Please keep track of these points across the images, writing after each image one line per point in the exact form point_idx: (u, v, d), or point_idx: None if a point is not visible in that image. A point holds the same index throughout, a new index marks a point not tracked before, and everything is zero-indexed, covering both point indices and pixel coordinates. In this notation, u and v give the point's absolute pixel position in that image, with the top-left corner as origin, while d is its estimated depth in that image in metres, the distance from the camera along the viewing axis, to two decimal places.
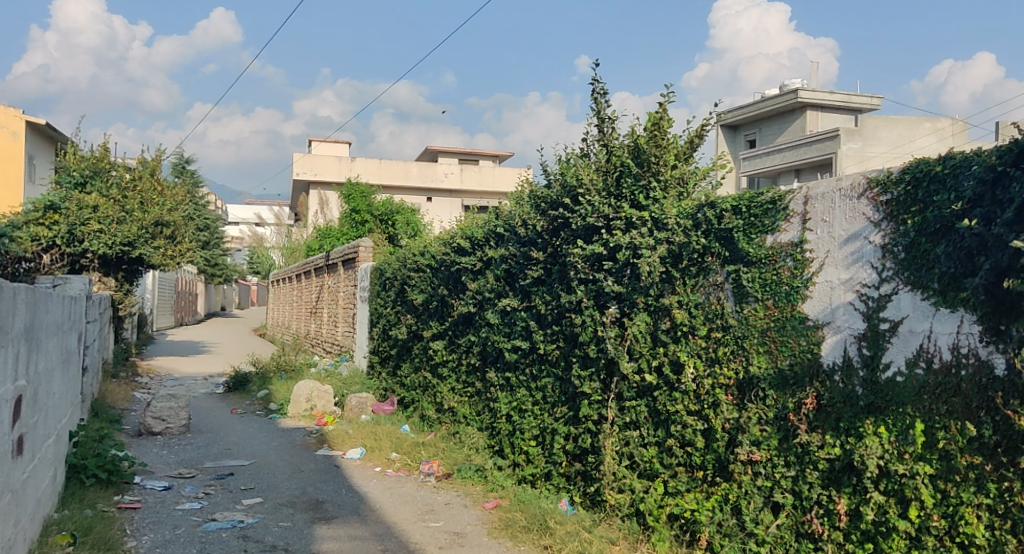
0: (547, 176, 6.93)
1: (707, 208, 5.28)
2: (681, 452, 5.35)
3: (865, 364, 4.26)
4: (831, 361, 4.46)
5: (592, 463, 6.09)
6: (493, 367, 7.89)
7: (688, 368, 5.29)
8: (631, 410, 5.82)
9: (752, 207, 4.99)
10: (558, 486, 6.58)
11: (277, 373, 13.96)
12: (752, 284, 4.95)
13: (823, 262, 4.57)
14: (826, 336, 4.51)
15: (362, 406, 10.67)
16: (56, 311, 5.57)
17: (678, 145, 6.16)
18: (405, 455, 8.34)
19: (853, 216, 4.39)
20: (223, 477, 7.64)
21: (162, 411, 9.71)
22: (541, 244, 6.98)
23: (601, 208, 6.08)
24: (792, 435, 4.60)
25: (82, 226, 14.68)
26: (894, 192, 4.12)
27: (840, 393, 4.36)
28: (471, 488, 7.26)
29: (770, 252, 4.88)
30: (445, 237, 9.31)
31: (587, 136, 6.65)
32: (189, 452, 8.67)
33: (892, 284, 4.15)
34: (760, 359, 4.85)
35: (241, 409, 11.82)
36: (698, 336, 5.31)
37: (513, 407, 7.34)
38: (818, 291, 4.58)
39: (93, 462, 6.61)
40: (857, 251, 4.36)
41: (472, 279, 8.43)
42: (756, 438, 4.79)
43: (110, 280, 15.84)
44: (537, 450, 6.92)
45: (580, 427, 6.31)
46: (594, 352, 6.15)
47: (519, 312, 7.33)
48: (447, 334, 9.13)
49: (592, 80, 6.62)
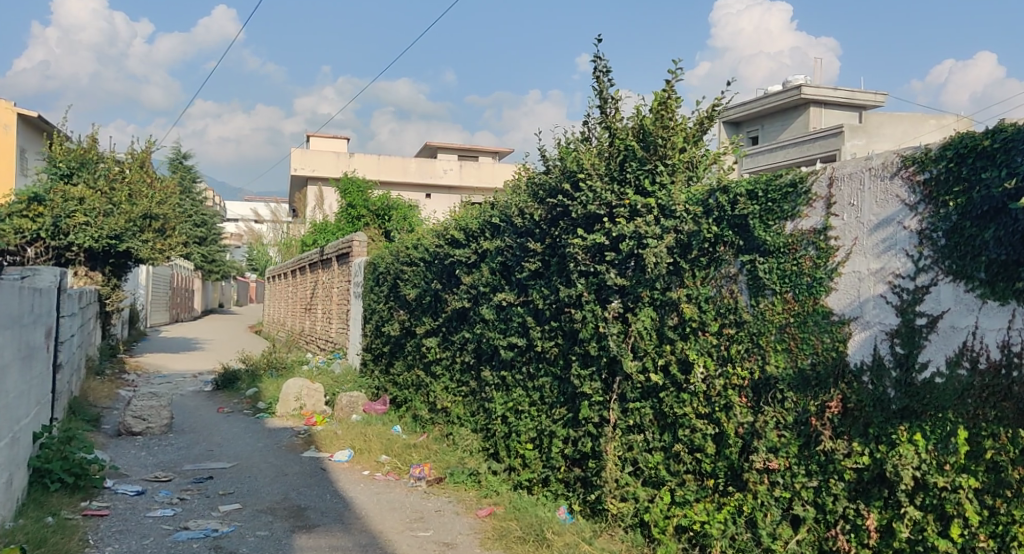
0: (545, 161, 6.46)
1: (719, 192, 4.86)
2: (690, 458, 4.93)
3: (898, 364, 3.83)
4: (858, 360, 4.03)
5: (593, 468, 5.66)
6: (488, 365, 7.46)
7: (697, 368, 4.86)
8: (635, 412, 5.39)
9: (769, 191, 4.56)
10: (555, 494, 6.14)
11: (268, 371, 13.51)
12: (769, 276, 4.52)
13: (850, 250, 4.13)
14: (853, 332, 4.08)
15: (353, 405, 10.20)
16: (12, 304, 5.11)
17: (688, 128, 5.66)
18: (395, 458, 7.90)
19: (884, 199, 3.96)
20: (202, 481, 7.20)
21: (143, 410, 9.30)
22: (539, 234, 6.53)
23: (604, 195, 5.66)
24: (815, 442, 4.17)
25: (67, 218, 14.22)
26: (934, 170, 3.70)
27: (869, 396, 3.93)
28: (464, 494, 6.83)
29: (789, 240, 4.43)
30: (439, 229, 8.88)
31: (589, 119, 6.18)
32: (169, 454, 8.25)
33: (930, 274, 3.72)
34: (778, 358, 4.41)
35: (227, 408, 11.37)
36: (709, 333, 4.88)
37: (509, 408, 6.91)
38: (844, 283, 4.14)
39: (59, 465, 6.16)
40: (891, 237, 3.92)
41: (466, 273, 7.99)
42: (773, 445, 4.37)
43: (96, 275, 15.38)
44: (534, 454, 6.48)
45: (580, 430, 5.88)
46: (595, 350, 5.71)
47: (515, 307, 6.89)
48: (441, 331, 8.71)
49: (594, 58, 6.14)
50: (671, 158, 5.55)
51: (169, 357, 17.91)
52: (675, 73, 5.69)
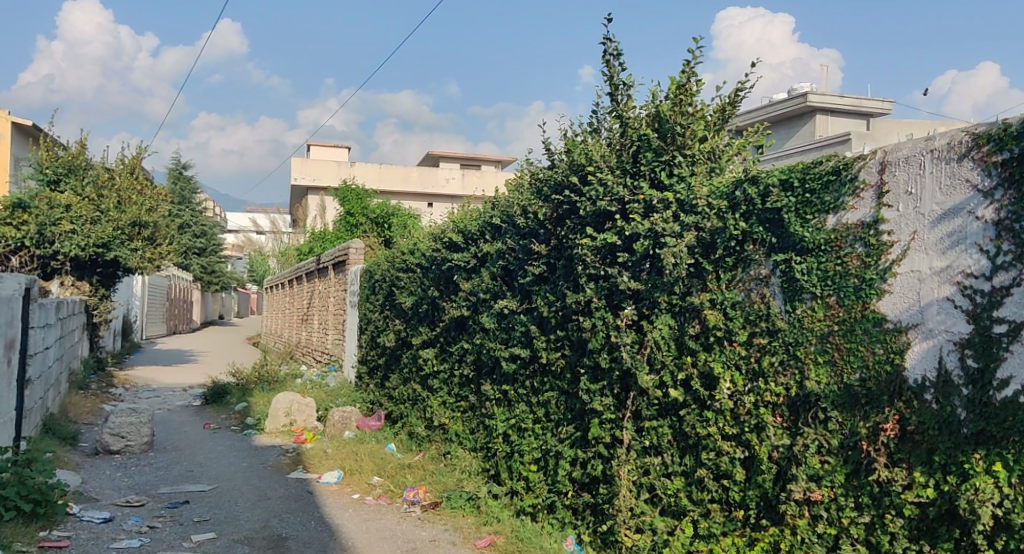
0: (551, 155, 5.91)
1: (748, 184, 4.27)
2: (715, 485, 4.34)
3: (972, 380, 3.25)
4: (920, 375, 3.46)
5: (605, 495, 5.05)
6: (489, 379, 6.87)
7: (723, 383, 4.26)
8: (651, 432, 4.79)
9: (807, 180, 3.98)
10: (562, 522, 5.55)
11: (259, 384, 12.89)
12: (808, 277, 3.93)
13: (908, 246, 3.56)
14: (911, 342, 3.50)
15: (346, 421, 9.59)
16: None
17: (708, 115, 5.10)
18: (388, 480, 7.29)
19: (951, 185, 3.40)
20: (176, 506, 6.60)
21: (122, 428, 8.71)
22: (544, 235, 5.96)
23: (615, 189, 5.08)
24: (866, 470, 3.60)
25: (53, 227, 13.63)
26: (1015, 149, 3.14)
27: (934, 417, 3.36)
28: (461, 520, 6.20)
29: (832, 236, 3.84)
30: (436, 232, 8.32)
31: (598, 107, 5.62)
32: (146, 476, 7.65)
33: (1011, 273, 3.14)
34: (819, 372, 3.82)
35: (214, 424, 10.78)
36: (736, 343, 4.27)
37: (511, 426, 6.33)
38: (899, 285, 3.57)
39: (15, 491, 5.57)
40: (958, 230, 3.36)
41: (465, 278, 7.43)
42: (814, 473, 3.78)
43: (84, 285, 14.77)
44: (539, 477, 5.88)
45: (590, 451, 5.29)
46: (606, 361, 5.10)
47: (517, 315, 6.32)
48: (438, 341, 8.14)
49: (604, 40, 5.58)
50: (691, 148, 4.98)
51: (160, 370, 17.34)
52: (693, 54, 5.13)
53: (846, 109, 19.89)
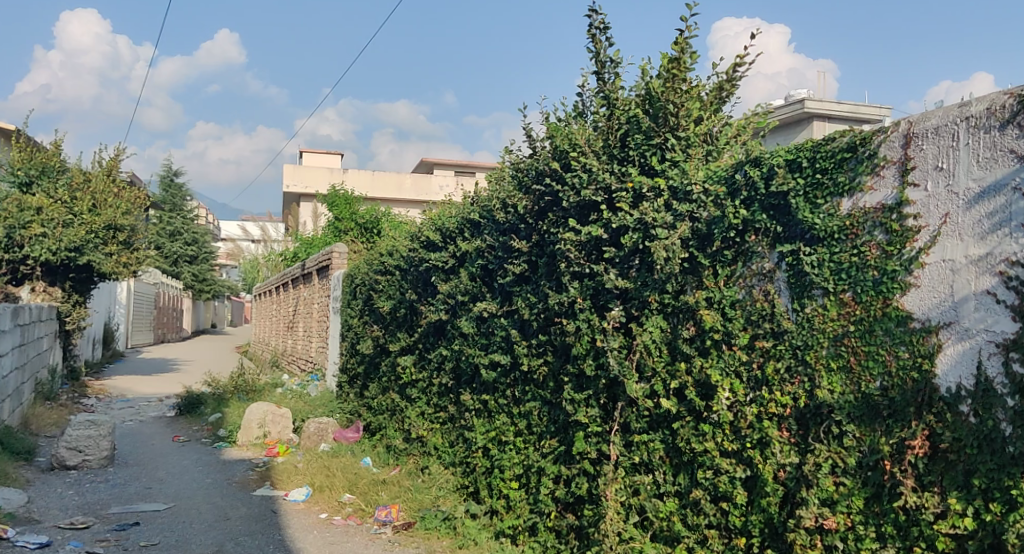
0: (532, 142, 5.39)
1: (749, 165, 3.75)
2: (713, 508, 3.81)
3: (1018, 388, 2.73)
4: (953, 384, 2.94)
5: (590, 517, 4.50)
6: (468, 388, 6.33)
7: (721, 392, 3.74)
8: (641, 447, 4.27)
9: (819, 159, 3.48)
10: (544, 546, 4.99)
11: (236, 394, 12.31)
12: (819, 271, 3.42)
13: (937, 231, 3.06)
14: (942, 344, 2.99)
15: (322, 433, 9.05)
16: None
17: (703, 95, 4.59)
18: (359, 498, 6.71)
19: (992, 157, 2.92)
20: (124, 528, 6.03)
21: (79, 441, 8.16)
22: (525, 231, 5.44)
23: (601, 176, 4.55)
24: (889, 495, 3.08)
25: (22, 230, 12.94)
26: None
27: (973, 433, 2.84)
28: (435, 543, 5.64)
29: (847, 223, 3.33)
30: (414, 232, 7.81)
31: (583, 89, 5.12)
32: (98, 494, 7.07)
33: None
34: (833, 379, 3.30)
35: (183, 436, 10.21)
36: (736, 347, 3.75)
37: (491, 439, 5.80)
38: (928, 276, 3.06)
39: None
40: (1002, 210, 2.87)
41: (443, 280, 6.90)
42: (827, 497, 3.26)
43: (56, 291, 14.11)
44: (520, 495, 5.34)
45: (574, 468, 4.74)
46: (591, 369, 4.55)
47: (497, 319, 5.79)
48: (417, 348, 7.61)
49: (590, 13, 5.07)
50: (685, 129, 4.43)
51: (138, 380, 16.75)
52: (687, 26, 4.62)
53: (844, 115, 19.18)
